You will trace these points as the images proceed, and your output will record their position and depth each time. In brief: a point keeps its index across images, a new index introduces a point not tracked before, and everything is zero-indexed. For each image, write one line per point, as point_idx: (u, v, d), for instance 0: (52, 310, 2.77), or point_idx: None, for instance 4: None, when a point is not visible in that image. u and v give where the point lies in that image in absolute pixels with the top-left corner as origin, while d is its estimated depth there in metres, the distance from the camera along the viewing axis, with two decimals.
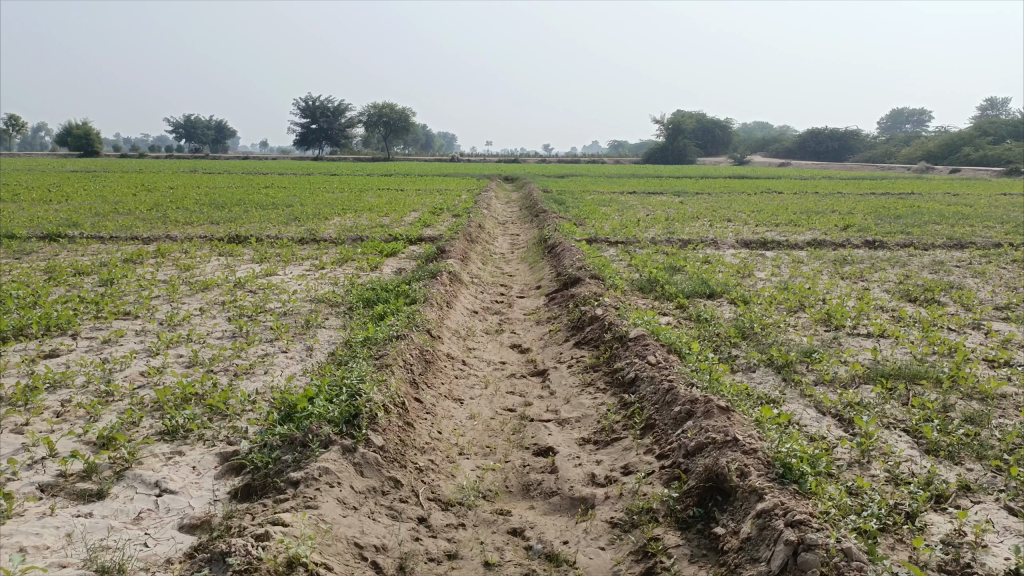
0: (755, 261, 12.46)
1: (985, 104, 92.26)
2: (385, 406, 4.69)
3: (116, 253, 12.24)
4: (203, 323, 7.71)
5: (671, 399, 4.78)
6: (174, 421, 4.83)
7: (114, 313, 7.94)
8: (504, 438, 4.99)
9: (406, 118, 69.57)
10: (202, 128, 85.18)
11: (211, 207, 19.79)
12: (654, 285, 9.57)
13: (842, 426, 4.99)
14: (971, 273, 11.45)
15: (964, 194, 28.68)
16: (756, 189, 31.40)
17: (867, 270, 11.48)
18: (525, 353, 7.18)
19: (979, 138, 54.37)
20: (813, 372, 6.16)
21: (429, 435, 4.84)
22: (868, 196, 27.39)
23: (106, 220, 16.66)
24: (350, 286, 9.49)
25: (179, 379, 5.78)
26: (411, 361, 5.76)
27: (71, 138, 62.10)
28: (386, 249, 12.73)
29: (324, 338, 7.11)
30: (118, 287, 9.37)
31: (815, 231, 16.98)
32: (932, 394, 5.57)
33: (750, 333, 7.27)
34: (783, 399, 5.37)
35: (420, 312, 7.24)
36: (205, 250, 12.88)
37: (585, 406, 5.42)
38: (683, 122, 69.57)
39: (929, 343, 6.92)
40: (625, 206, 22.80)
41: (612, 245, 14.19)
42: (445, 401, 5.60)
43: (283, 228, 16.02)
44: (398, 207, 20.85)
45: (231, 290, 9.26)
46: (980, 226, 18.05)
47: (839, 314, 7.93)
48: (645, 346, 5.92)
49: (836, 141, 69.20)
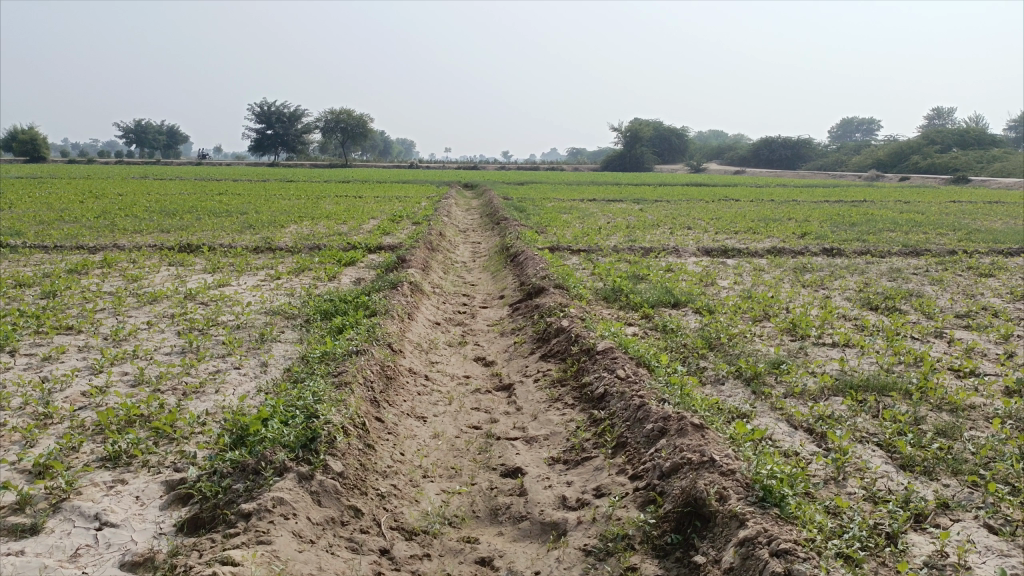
0: (717, 269, 12.45)
1: (932, 115, 95.10)
2: (344, 428, 4.45)
3: (60, 263, 11.73)
4: (150, 338, 7.36)
5: (642, 416, 4.63)
6: (116, 446, 4.52)
7: (55, 328, 7.52)
8: (470, 458, 4.78)
9: (364, 125, 68.95)
10: (154, 134, 83.37)
11: (162, 214, 19.19)
12: (618, 294, 9.45)
13: (815, 440, 4.89)
14: (929, 280, 11.58)
15: (915, 202, 29.32)
16: (714, 196, 31.65)
17: (828, 278, 11.54)
18: (489, 367, 6.98)
19: (927, 146, 55.83)
20: (782, 383, 6.07)
21: (391, 457, 4.60)
22: (823, 204, 27.79)
23: (51, 228, 16.03)
24: (307, 297, 9.19)
25: (123, 399, 5.45)
26: (371, 378, 5.51)
27: (15, 143, 60.00)
28: (345, 258, 12.42)
29: (279, 354, 6.81)
30: (61, 300, 8.93)
31: (774, 239, 17.11)
32: (902, 406, 5.51)
33: (717, 344, 7.18)
34: (754, 413, 5.26)
35: (380, 324, 6.99)
36: (154, 259, 12.42)
37: (553, 423, 5.23)
38: (641, 129, 70.15)
39: (895, 353, 6.91)
40: (586, 214, 22.80)
41: (574, 253, 14.09)
42: (407, 420, 5.37)
43: (237, 236, 15.58)
44: (356, 215, 20.49)
45: (182, 302, 8.89)
46: (933, 233, 18.40)
47: (804, 324, 7.89)
48: (613, 359, 5.77)
49: (790, 149, 70.47)
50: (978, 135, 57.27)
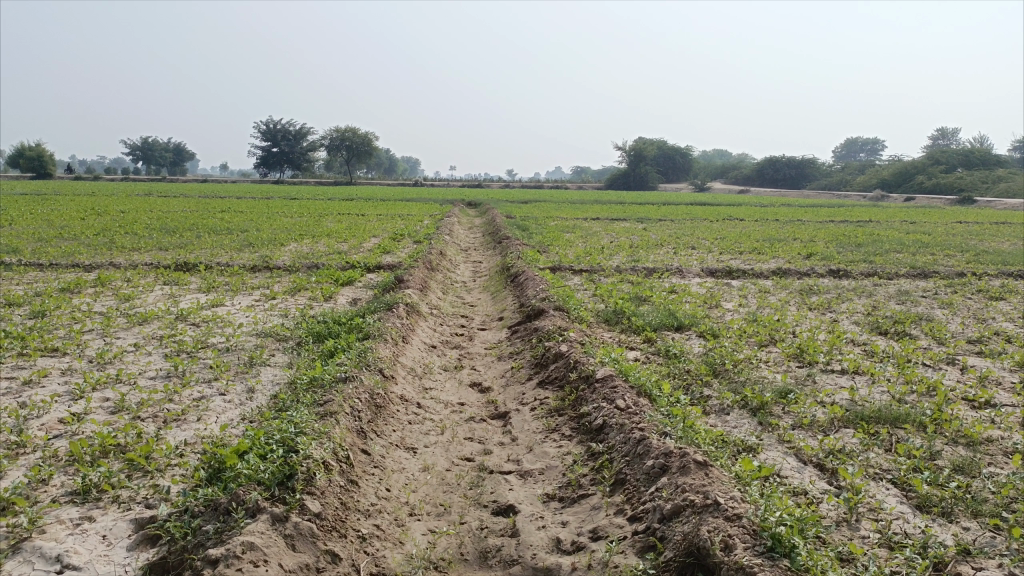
0: (722, 290, 12.22)
1: (937, 134, 95.02)
2: (325, 463, 4.21)
3: (53, 282, 11.55)
4: (136, 361, 7.13)
5: (642, 451, 4.37)
6: (86, 479, 4.26)
7: (38, 350, 7.29)
8: (460, 494, 4.53)
9: (369, 143, 69.11)
10: (161, 151, 83.59)
11: (162, 232, 19.03)
12: (620, 317, 9.22)
13: (826, 477, 4.64)
14: (938, 304, 11.31)
15: (921, 222, 29.08)
16: (718, 216, 31.44)
17: (835, 301, 11.30)
18: (485, 394, 6.72)
19: (933, 166, 55.66)
20: (790, 414, 5.80)
21: (375, 494, 4.36)
22: (829, 225, 27.56)
23: (49, 246, 15.87)
24: (300, 318, 8.96)
25: (100, 427, 5.19)
26: (359, 407, 5.28)
27: (22, 160, 60.11)
28: (342, 278, 12.22)
29: (267, 379, 6.57)
30: (49, 320, 8.70)
31: (780, 259, 16.86)
32: (917, 439, 5.25)
33: (722, 371, 6.93)
34: (760, 447, 5.01)
35: (372, 348, 6.76)
36: (149, 278, 12.22)
37: (549, 456, 4.98)
38: (646, 149, 70.16)
39: (906, 382, 6.65)
40: (589, 233, 22.61)
41: (576, 273, 13.88)
42: (396, 452, 5.13)
43: (236, 255, 15.38)
44: (358, 233, 20.31)
45: (173, 323, 8.66)
46: (941, 255, 18.13)
47: (811, 349, 7.64)
48: (613, 388, 5.51)
49: (794, 168, 70.38)
50: (983, 156, 57.09)
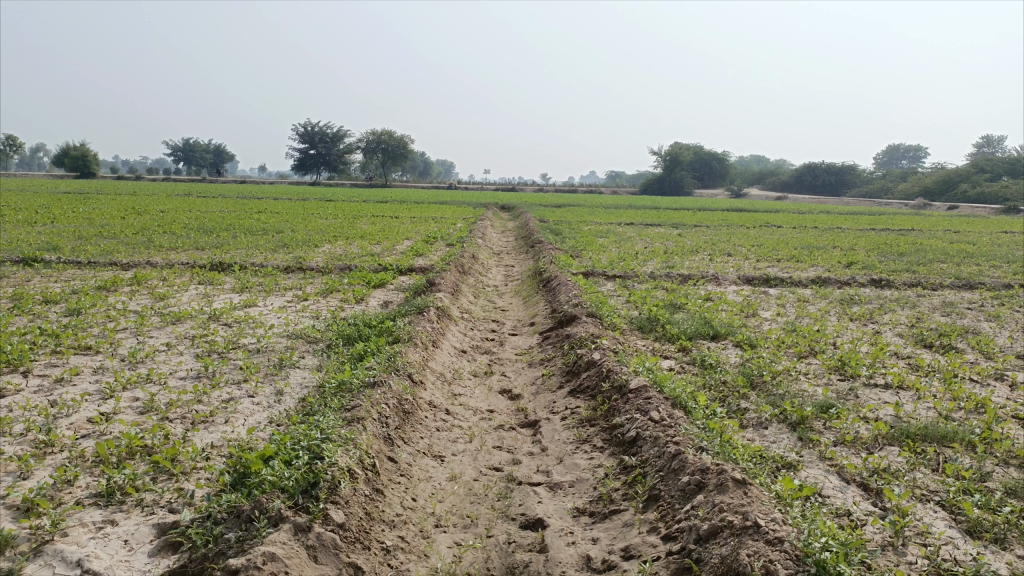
0: (759, 299, 11.95)
1: (981, 142, 93.00)
2: (350, 471, 4.12)
3: (90, 280, 11.70)
4: (167, 360, 7.13)
5: (678, 467, 4.20)
6: (111, 481, 4.22)
7: (72, 348, 7.33)
8: (488, 506, 4.41)
9: (404, 145, 69.47)
10: (201, 152, 84.92)
11: (199, 232, 19.24)
12: (654, 324, 9.03)
13: (870, 497, 4.43)
14: (985, 316, 10.92)
15: (965, 231, 28.35)
16: (755, 222, 30.99)
17: (877, 312, 10.97)
18: (514, 401, 6.59)
19: (977, 175, 54.31)
20: (831, 429, 5.59)
21: (401, 504, 4.26)
22: (870, 233, 26.94)
23: (89, 244, 16.10)
24: (331, 320, 8.93)
25: (128, 428, 5.16)
26: (387, 413, 5.18)
27: (67, 159, 61.39)
28: (375, 280, 12.20)
29: (296, 382, 6.52)
30: (84, 318, 8.77)
31: (819, 268, 16.47)
32: (966, 459, 4.99)
33: (760, 383, 6.72)
34: (800, 464, 4.82)
35: (402, 352, 6.67)
36: (184, 278, 12.33)
37: (580, 468, 4.83)
38: (681, 154, 69.52)
39: (954, 399, 6.38)
40: (623, 238, 22.38)
41: (609, 279, 13.70)
42: (423, 459, 5.02)
43: (270, 256, 15.44)
44: (391, 235, 20.33)
45: (205, 323, 8.67)
46: (987, 265, 17.58)
47: (853, 362, 7.39)
48: (647, 399, 5.34)
49: (833, 175, 69.20)
50: None
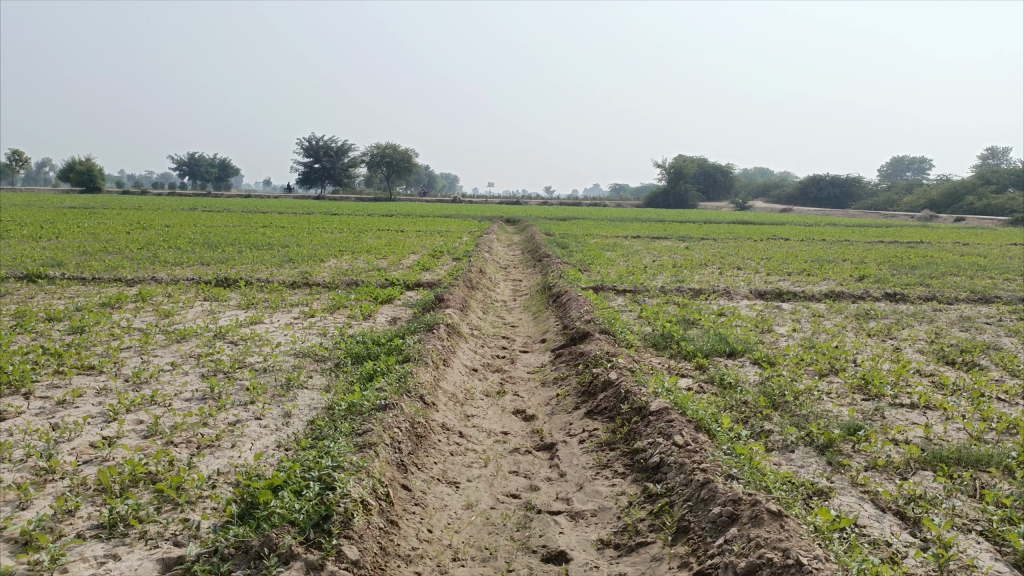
0: (773, 314, 11.74)
1: (986, 154, 92.81)
2: (364, 502, 3.93)
3: (95, 297, 11.54)
4: (172, 381, 6.95)
5: (707, 497, 4.00)
6: (114, 512, 4.04)
7: (75, 367, 7.16)
8: (507, 537, 4.20)
9: (408, 159, 69.54)
10: (206, 166, 85.10)
11: (204, 246, 19.11)
12: (668, 341, 8.83)
13: (907, 527, 4.22)
14: (1005, 331, 10.69)
15: (974, 244, 28.11)
16: (762, 235, 30.79)
17: (894, 327, 10.75)
18: (529, 423, 6.38)
19: (983, 187, 54.11)
20: (861, 454, 5.37)
21: (417, 536, 4.06)
22: (879, 245, 26.74)
23: (94, 259, 15.99)
24: (339, 338, 8.75)
25: (131, 454, 4.98)
26: (399, 438, 4.99)
27: (73, 174, 61.56)
28: (382, 295, 12.03)
29: (304, 403, 6.33)
30: (87, 336, 8.61)
31: (831, 281, 16.24)
32: (1005, 485, 4.77)
33: (782, 403, 6.50)
34: (832, 491, 4.61)
35: (413, 372, 6.48)
36: (189, 294, 12.17)
37: (601, 496, 4.63)
38: (686, 166, 69.47)
39: (985, 419, 6.15)
40: (631, 251, 22.21)
41: (619, 294, 13.52)
42: (438, 487, 4.82)
43: (276, 271, 15.31)
44: (397, 249, 20.17)
45: (210, 341, 8.49)
46: (1000, 278, 17.36)
47: (877, 381, 7.17)
48: (669, 422, 5.14)
49: (838, 187, 69.04)
50: None
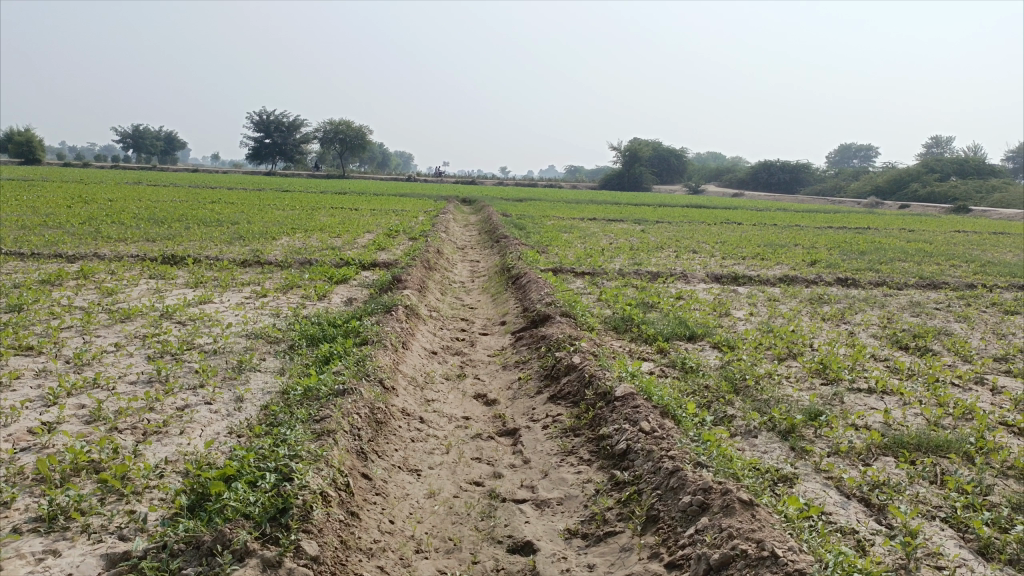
0: (731, 298, 11.79)
1: (930, 143, 95.46)
2: (323, 494, 3.76)
3: (33, 273, 11.02)
4: (117, 363, 6.64)
5: (676, 485, 3.93)
6: (54, 505, 3.79)
7: (12, 348, 6.78)
8: (471, 526, 4.08)
9: (363, 136, 68.42)
10: (151, 139, 82.55)
11: (150, 222, 18.48)
12: (629, 324, 8.77)
13: (873, 514, 4.22)
14: (954, 317, 10.91)
15: (920, 230, 28.84)
16: (716, 219, 31.09)
17: (848, 312, 10.88)
18: (491, 407, 6.26)
19: (927, 174, 55.54)
20: (823, 439, 5.38)
21: (378, 528, 3.91)
22: (829, 230, 27.18)
23: (32, 234, 15.29)
24: (293, 319, 8.48)
25: (72, 441, 4.71)
26: (359, 425, 4.81)
27: (11, 145, 59.03)
28: (337, 275, 11.75)
29: (257, 387, 6.09)
30: (25, 314, 8.19)
31: (784, 266, 16.42)
32: (965, 471, 4.82)
33: (744, 388, 6.50)
34: (798, 477, 4.59)
35: (371, 356, 6.29)
36: (134, 271, 11.71)
37: (567, 484, 4.53)
38: (640, 149, 69.79)
39: (941, 405, 6.23)
40: (587, 233, 22.16)
41: (578, 276, 13.46)
42: (399, 475, 4.67)
43: (225, 248, 14.85)
44: (352, 228, 19.79)
45: (157, 321, 8.14)
46: (947, 264, 17.78)
47: (836, 365, 7.21)
48: (635, 407, 5.06)
49: (788, 173, 70.17)
50: (977, 165, 56.86)
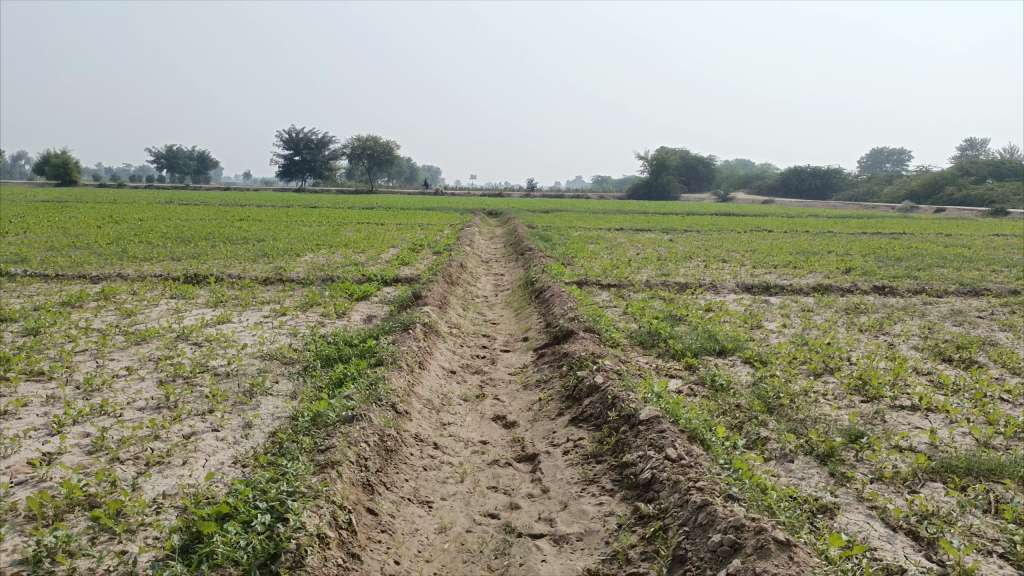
0: (763, 309, 11.37)
1: (965, 146, 93.48)
2: (321, 535, 3.51)
3: (55, 294, 10.99)
4: (127, 387, 6.47)
5: (705, 522, 3.61)
6: (40, 546, 3.57)
7: (23, 374, 6.64)
8: (483, 566, 3.80)
9: (390, 151, 68.78)
10: (184, 158, 83.96)
11: (177, 241, 18.53)
12: (655, 339, 8.42)
13: (922, 549, 3.85)
14: (999, 326, 10.40)
15: (958, 234, 28.02)
16: (745, 227, 30.55)
17: (887, 322, 10.43)
18: (509, 431, 5.97)
19: (963, 177, 54.25)
20: (864, 463, 5.01)
21: (382, 570, 3.64)
22: (863, 236, 26.53)
23: (60, 255, 15.38)
24: (309, 339, 8.27)
25: (70, 474, 4.50)
26: (366, 455, 4.56)
27: (48, 167, 60.29)
28: (357, 292, 11.57)
29: (267, 412, 5.87)
30: (41, 338, 8.09)
31: (818, 274, 15.93)
32: (1023, 499, 4.42)
33: (778, 407, 6.14)
34: (838, 508, 4.24)
35: (384, 378, 6.04)
36: (155, 291, 11.64)
37: (588, 517, 4.23)
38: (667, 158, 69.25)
39: (992, 424, 5.80)
40: (614, 244, 21.81)
41: (604, 288, 13.14)
42: (408, 508, 4.40)
43: (249, 266, 14.79)
44: (376, 243, 19.69)
45: (172, 343, 7.98)
46: (988, 269, 17.15)
47: (876, 381, 6.80)
48: (660, 432, 4.74)
49: (819, 179, 69.07)
50: (1015, 166, 55.47)
